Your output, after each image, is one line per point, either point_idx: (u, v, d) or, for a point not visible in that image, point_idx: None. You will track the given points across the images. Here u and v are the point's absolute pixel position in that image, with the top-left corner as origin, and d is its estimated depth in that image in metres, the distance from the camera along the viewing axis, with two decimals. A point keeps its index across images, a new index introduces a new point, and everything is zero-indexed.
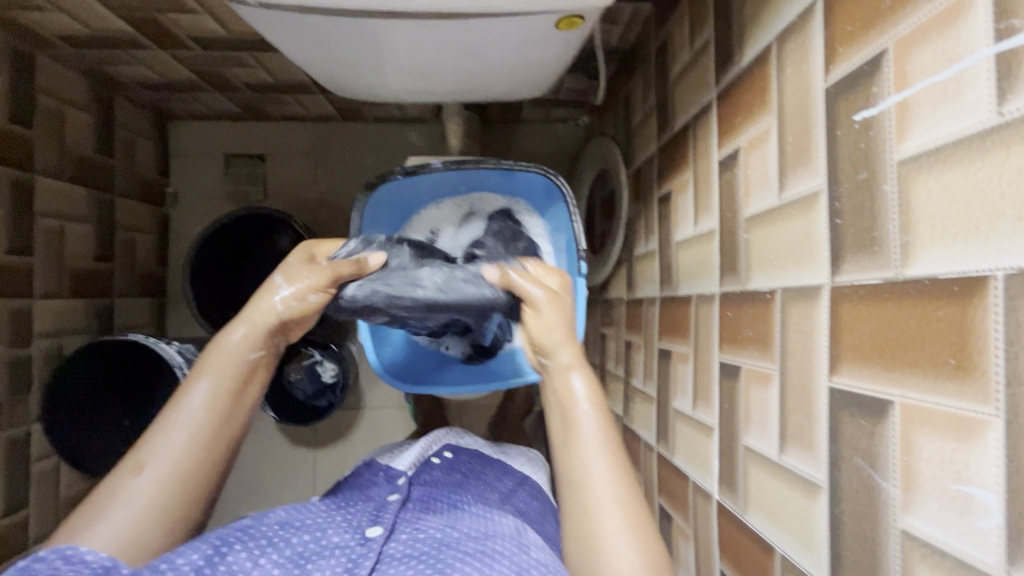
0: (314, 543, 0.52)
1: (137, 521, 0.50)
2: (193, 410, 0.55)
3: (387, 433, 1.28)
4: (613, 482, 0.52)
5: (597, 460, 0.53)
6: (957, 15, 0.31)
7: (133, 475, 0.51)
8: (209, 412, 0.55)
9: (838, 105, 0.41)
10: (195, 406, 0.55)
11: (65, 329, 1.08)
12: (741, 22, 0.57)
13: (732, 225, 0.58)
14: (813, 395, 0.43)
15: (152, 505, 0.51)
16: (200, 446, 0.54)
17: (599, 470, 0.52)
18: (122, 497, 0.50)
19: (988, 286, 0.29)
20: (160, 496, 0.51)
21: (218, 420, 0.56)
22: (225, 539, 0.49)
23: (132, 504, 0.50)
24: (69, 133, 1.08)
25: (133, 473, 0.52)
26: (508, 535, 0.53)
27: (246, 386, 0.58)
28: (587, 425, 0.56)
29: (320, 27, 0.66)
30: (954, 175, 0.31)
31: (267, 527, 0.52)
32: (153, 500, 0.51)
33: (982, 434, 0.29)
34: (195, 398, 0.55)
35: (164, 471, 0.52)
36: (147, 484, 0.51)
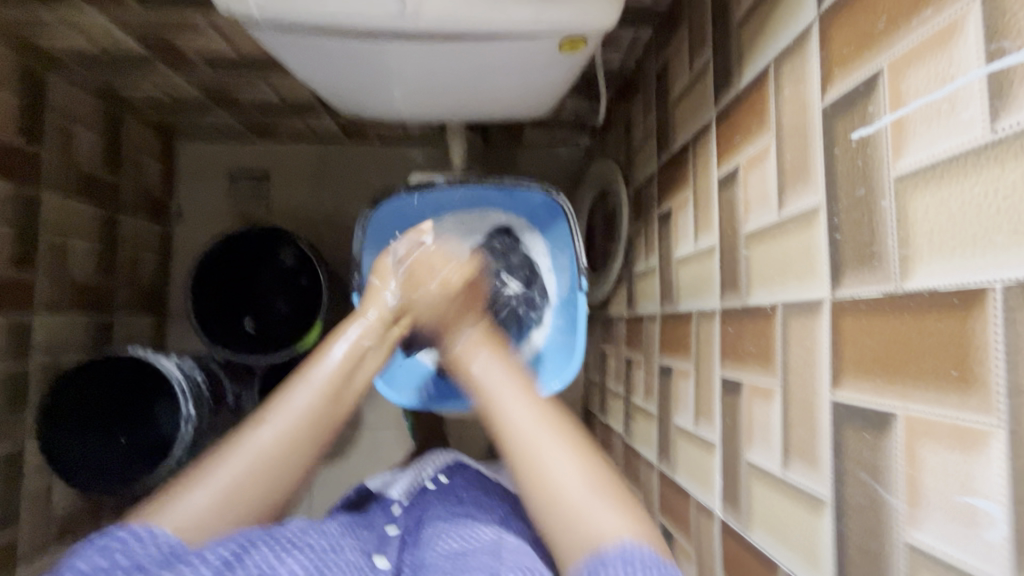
0: (330, 552, 0.50)
1: (246, 478, 0.51)
2: (315, 382, 0.58)
3: (385, 451, 1.27)
4: (568, 443, 0.53)
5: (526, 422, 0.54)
6: (949, 38, 0.32)
7: (258, 429, 0.53)
8: (325, 388, 0.57)
9: (835, 125, 0.42)
10: (322, 374, 0.59)
11: (64, 343, 1.07)
12: (739, 46, 0.59)
13: (732, 242, 0.59)
14: (816, 409, 0.43)
15: (267, 462, 0.52)
16: (317, 417, 0.56)
17: (523, 418, 0.55)
18: (245, 448, 0.52)
19: (987, 298, 0.29)
20: (277, 453, 0.52)
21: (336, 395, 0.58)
22: (251, 539, 0.47)
23: (245, 460, 0.52)
24: (77, 149, 1.09)
25: (257, 428, 0.54)
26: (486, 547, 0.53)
27: (357, 368, 0.62)
28: (492, 379, 0.59)
29: (330, 48, 0.68)
30: (950, 190, 0.32)
31: (291, 528, 0.50)
32: (270, 457, 0.52)
33: (985, 445, 0.29)
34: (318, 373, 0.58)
35: (280, 433, 0.53)
36: (269, 439, 0.53)
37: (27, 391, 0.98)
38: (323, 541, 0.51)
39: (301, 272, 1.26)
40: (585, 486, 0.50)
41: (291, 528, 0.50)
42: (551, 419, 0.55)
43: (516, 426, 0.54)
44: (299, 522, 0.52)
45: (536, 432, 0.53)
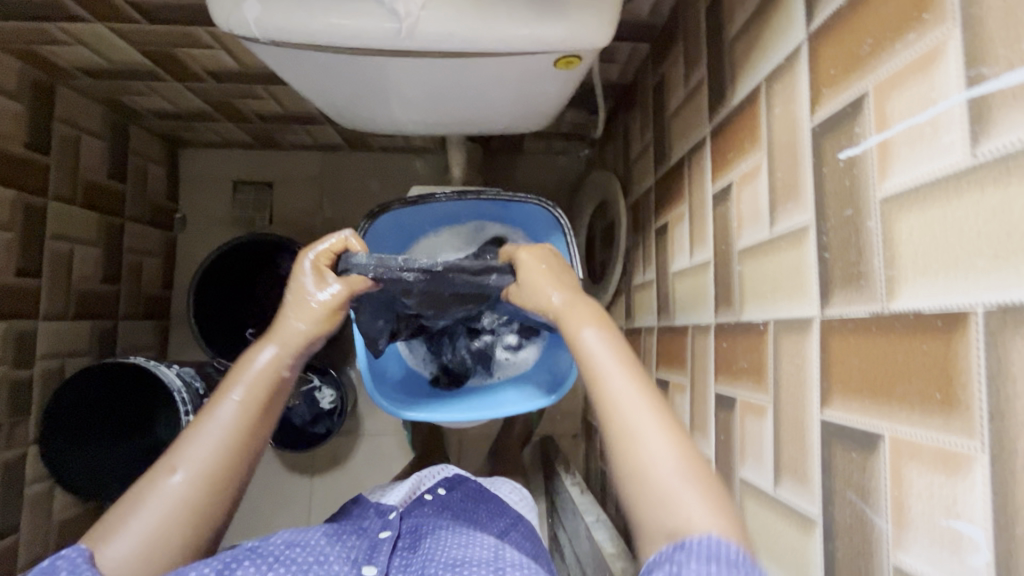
0: (316, 564, 0.50)
1: (160, 526, 0.48)
2: (224, 416, 0.53)
3: (385, 461, 1.27)
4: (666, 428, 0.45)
5: (642, 417, 0.46)
6: (931, 61, 0.33)
7: (168, 475, 0.50)
8: (240, 417, 0.53)
9: (824, 144, 0.42)
10: (227, 414, 0.53)
11: (68, 351, 1.09)
12: (732, 63, 0.59)
13: (726, 258, 0.59)
14: (806, 428, 0.43)
15: (181, 509, 0.49)
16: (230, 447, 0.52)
17: (636, 413, 0.46)
18: (155, 497, 0.49)
19: (969, 321, 0.30)
20: (192, 500, 0.49)
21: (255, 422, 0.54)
22: (235, 556, 0.48)
23: (156, 510, 0.48)
24: (83, 159, 1.11)
25: (168, 473, 0.50)
26: (484, 559, 0.52)
27: (274, 399, 0.56)
28: (609, 363, 0.50)
29: (329, 64, 0.69)
30: (933, 213, 0.32)
31: (274, 547, 0.51)
32: (183, 504, 0.49)
33: (969, 469, 0.29)
34: (226, 410, 0.53)
35: (193, 472, 0.50)
36: (182, 485, 0.49)
37: (29, 399, 0.99)
38: (309, 554, 0.52)
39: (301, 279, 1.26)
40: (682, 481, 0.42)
41: (274, 547, 0.51)
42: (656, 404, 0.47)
43: (642, 431, 0.45)
44: (285, 537, 0.53)
45: (652, 429, 0.45)
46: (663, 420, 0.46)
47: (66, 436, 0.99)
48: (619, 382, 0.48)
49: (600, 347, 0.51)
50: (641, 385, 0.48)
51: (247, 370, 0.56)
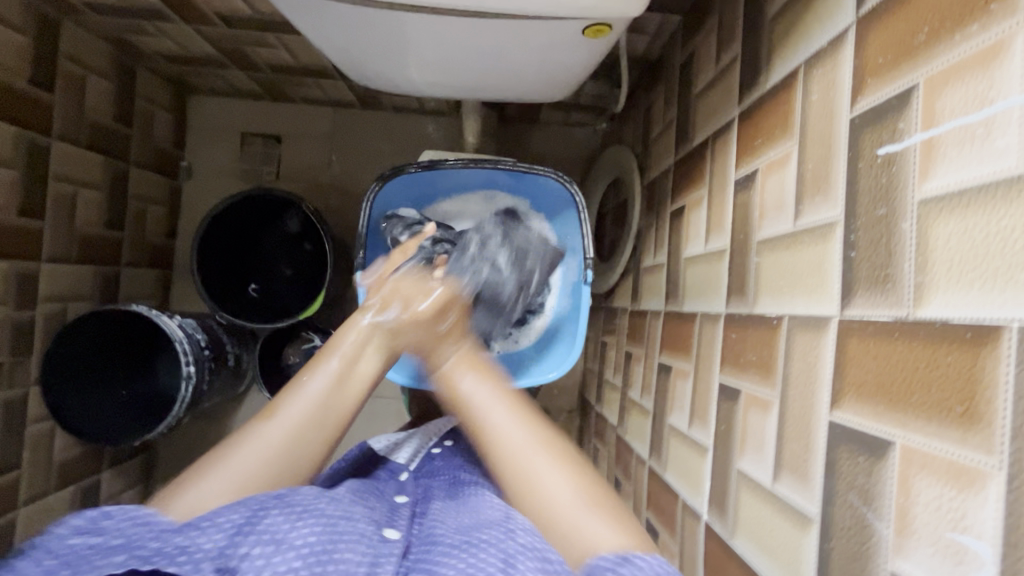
0: (344, 519, 0.48)
1: (251, 474, 0.53)
2: (328, 372, 0.60)
3: (381, 423, 1.29)
4: (543, 447, 0.55)
5: (552, 484, 0.52)
6: (992, 57, 0.31)
7: (264, 423, 0.56)
8: (334, 383, 0.59)
9: (862, 137, 0.40)
10: (312, 393, 0.58)
11: (71, 294, 1.08)
12: (769, 43, 0.56)
13: (744, 248, 0.58)
14: (812, 427, 0.43)
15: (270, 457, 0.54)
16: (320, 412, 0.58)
17: (548, 478, 0.53)
18: (253, 440, 0.55)
19: (1002, 335, 0.29)
20: (281, 449, 0.55)
21: (345, 389, 0.60)
22: (264, 504, 0.48)
23: (252, 456, 0.54)
24: (89, 100, 1.08)
25: (263, 421, 0.56)
26: (495, 519, 0.50)
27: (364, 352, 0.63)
28: (485, 410, 0.58)
29: (346, 16, 0.66)
30: (975, 219, 0.31)
31: (302, 496, 0.49)
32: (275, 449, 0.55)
33: (983, 485, 0.29)
34: (315, 384, 0.59)
35: (289, 428, 0.56)
36: (276, 432, 0.55)
37: (32, 340, 0.99)
38: (336, 508, 0.49)
39: (304, 238, 1.25)
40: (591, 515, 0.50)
41: (305, 493, 0.50)
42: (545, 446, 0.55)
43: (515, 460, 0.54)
44: (313, 487, 0.51)
45: (562, 494, 0.52)
46: (541, 446, 0.55)
47: (66, 377, 0.98)
48: (499, 425, 0.56)
49: (475, 389, 0.59)
50: (521, 421, 0.57)
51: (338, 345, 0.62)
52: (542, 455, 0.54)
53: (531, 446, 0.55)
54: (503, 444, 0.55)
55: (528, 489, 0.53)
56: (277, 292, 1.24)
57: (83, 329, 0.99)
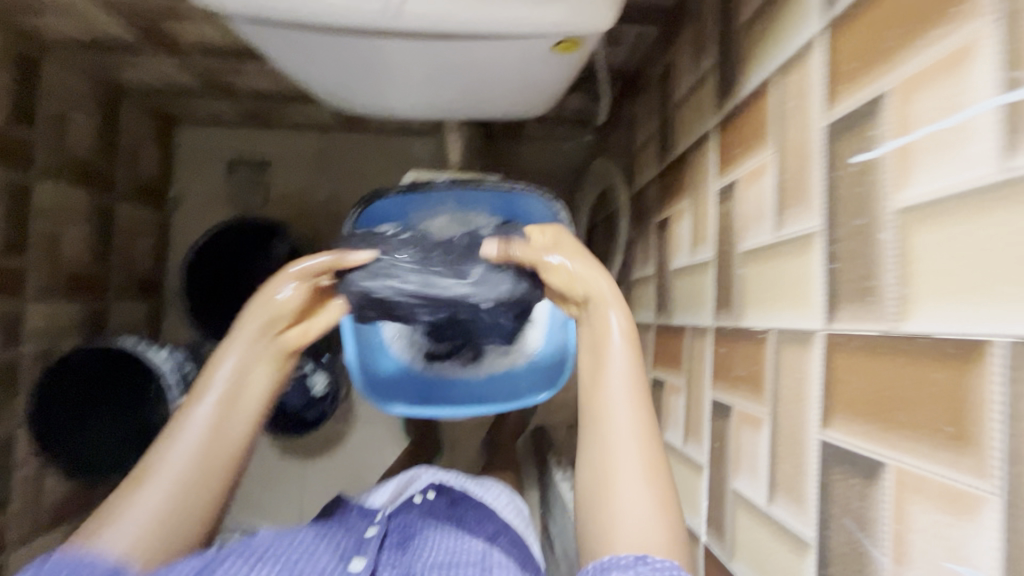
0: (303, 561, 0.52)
1: (155, 524, 0.49)
2: (221, 388, 0.54)
3: (379, 449, 1.20)
4: (635, 414, 0.50)
5: (630, 464, 0.48)
6: (961, 60, 0.30)
7: (138, 486, 0.50)
8: (221, 408, 0.54)
9: (837, 146, 0.39)
10: (200, 421, 0.53)
11: (58, 331, 1.07)
12: (742, 52, 0.56)
13: (728, 260, 0.56)
14: (803, 445, 0.41)
15: (159, 511, 0.49)
16: (213, 451, 0.53)
17: (629, 467, 0.48)
18: (132, 505, 0.49)
19: (988, 351, 0.27)
20: (170, 500, 0.50)
21: (230, 415, 0.54)
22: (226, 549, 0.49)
23: (132, 520, 0.48)
24: (70, 134, 1.07)
25: (138, 484, 0.50)
26: (472, 561, 0.54)
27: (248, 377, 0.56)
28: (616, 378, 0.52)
29: (315, 45, 0.66)
30: (956, 230, 0.30)
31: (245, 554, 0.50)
32: (158, 509, 0.49)
33: (979, 512, 0.27)
34: (199, 415, 0.53)
35: (170, 481, 0.50)
36: (153, 493, 0.50)
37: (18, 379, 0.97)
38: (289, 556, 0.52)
39: (292, 264, 1.24)
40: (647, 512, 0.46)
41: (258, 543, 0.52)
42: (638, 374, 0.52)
43: (610, 413, 0.51)
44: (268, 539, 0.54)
45: (632, 490, 0.47)
46: (633, 389, 0.52)
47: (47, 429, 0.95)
48: (614, 376, 0.52)
49: (616, 342, 0.54)
50: (633, 360, 0.53)
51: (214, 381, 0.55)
52: (636, 441, 0.49)
53: (632, 425, 0.50)
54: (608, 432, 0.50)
55: (607, 460, 0.49)
56: None
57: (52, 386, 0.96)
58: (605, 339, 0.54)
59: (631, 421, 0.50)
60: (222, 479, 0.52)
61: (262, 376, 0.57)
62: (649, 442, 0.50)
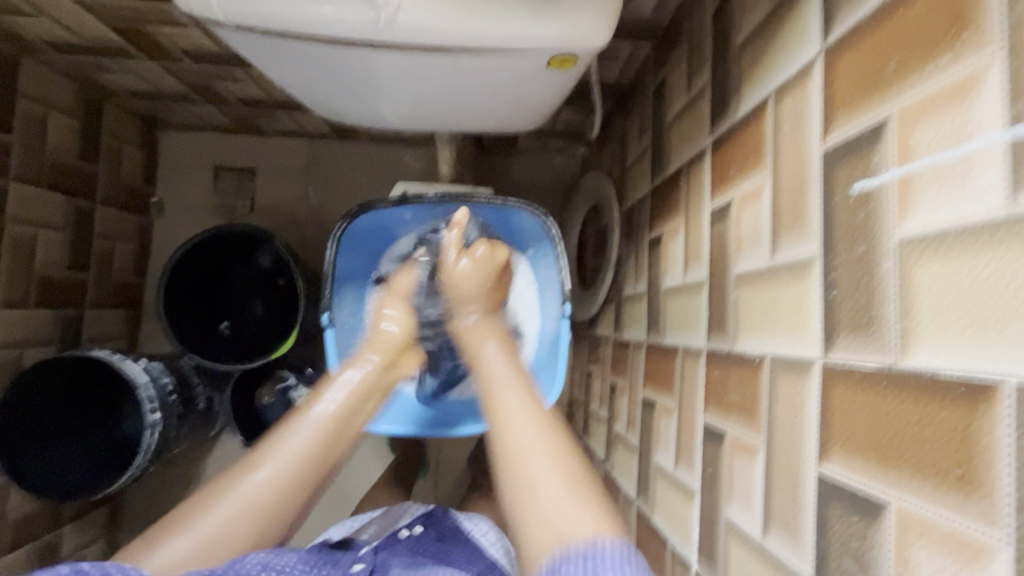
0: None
1: (235, 523, 0.54)
2: (309, 425, 0.59)
3: (362, 465, 1.17)
4: (559, 447, 0.49)
5: (540, 449, 0.49)
6: (966, 91, 0.29)
7: (249, 473, 0.56)
8: (320, 434, 0.59)
9: (836, 171, 0.38)
10: (300, 438, 0.58)
11: (29, 341, 1.03)
12: (737, 73, 0.55)
13: (722, 281, 0.56)
14: (800, 477, 0.40)
15: (255, 506, 0.55)
16: (305, 468, 0.57)
17: (531, 439, 0.49)
18: (234, 490, 0.55)
19: (998, 392, 0.26)
20: (261, 502, 0.55)
21: (330, 443, 0.59)
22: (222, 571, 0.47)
23: (233, 505, 0.54)
24: (50, 138, 1.05)
25: (250, 470, 0.56)
26: None
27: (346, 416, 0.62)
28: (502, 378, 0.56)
29: (305, 54, 0.64)
30: (960, 264, 0.29)
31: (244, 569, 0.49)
32: (257, 503, 0.55)
33: (988, 562, 0.26)
34: (307, 431, 0.58)
35: (275, 480, 0.56)
36: (259, 485, 0.55)
37: None
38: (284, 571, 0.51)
39: (278, 274, 1.22)
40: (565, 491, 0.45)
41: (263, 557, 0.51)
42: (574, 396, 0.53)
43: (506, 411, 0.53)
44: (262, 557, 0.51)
45: (552, 477, 0.46)
46: (541, 415, 0.52)
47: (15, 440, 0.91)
48: (510, 398, 0.53)
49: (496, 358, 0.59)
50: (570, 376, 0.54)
51: (316, 404, 0.60)
52: (547, 446, 0.49)
53: (536, 423, 0.51)
54: (511, 437, 0.50)
55: (521, 472, 0.47)
56: (250, 329, 1.20)
57: (25, 398, 0.93)
58: (480, 349, 0.61)
59: (544, 437, 0.50)
60: (292, 509, 0.57)
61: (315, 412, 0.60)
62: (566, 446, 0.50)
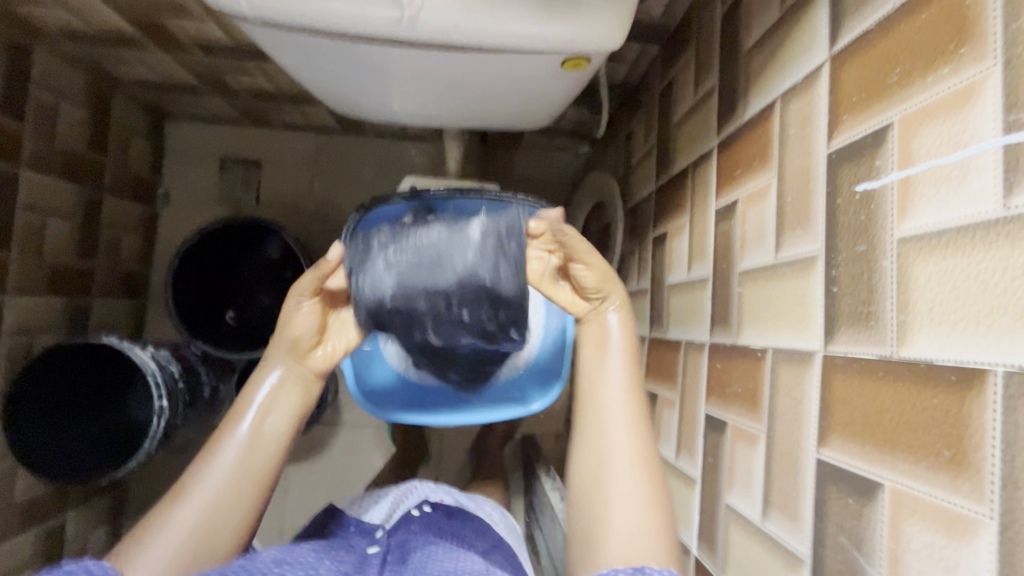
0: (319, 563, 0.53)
1: (178, 552, 0.51)
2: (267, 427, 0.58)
3: (365, 454, 1.19)
4: (635, 450, 0.54)
5: (623, 450, 0.54)
6: (964, 100, 0.31)
7: (174, 504, 0.53)
8: (243, 451, 0.56)
9: (840, 174, 0.40)
10: (224, 459, 0.55)
11: (38, 327, 1.04)
12: (746, 77, 0.57)
13: (726, 277, 0.58)
14: (800, 462, 0.42)
15: (193, 533, 0.52)
16: (232, 485, 0.55)
17: (620, 449, 0.54)
18: (166, 524, 0.52)
19: (987, 379, 0.28)
20: (201, 525, 0.53)
21: (255, 456, 0.56)
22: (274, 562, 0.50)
23: (171, 535, 0.52)
24: (61, 127, 1.05)
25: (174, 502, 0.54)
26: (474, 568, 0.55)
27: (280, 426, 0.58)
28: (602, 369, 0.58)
29: (324, 49, 0.66)
30: (955, 261, 0.31)
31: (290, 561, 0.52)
32: (194, 529, 0.52)
33: (975, 535, 0.28)
34: (228, 451, 0.56)
35: (201, 505, 0.53)
36: (185, 514, 0.53)
37: None
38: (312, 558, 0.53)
39: (285, 266, 1.23)
40: (636, 512, 0.50)
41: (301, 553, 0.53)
42: (634, 414, 0.56)
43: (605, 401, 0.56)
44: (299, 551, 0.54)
45: (625, 480, 0.52)
46: (631, 412, 0.56)
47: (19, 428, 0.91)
48: (611, 383, 0.57)
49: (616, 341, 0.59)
50: (631, 395, 0.57)
51: (239, 422, 0.57)
52: (630, 439, 0.54)
53: (627, 424, 0.55)
54: (601, 434, 0.55)
55: (601, 460, 0.54)
56: (256, 320, 1.22)
57: (36, 382, 0.93)
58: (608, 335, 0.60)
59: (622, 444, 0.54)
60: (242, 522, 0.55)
61: (283, 421, 0.58)
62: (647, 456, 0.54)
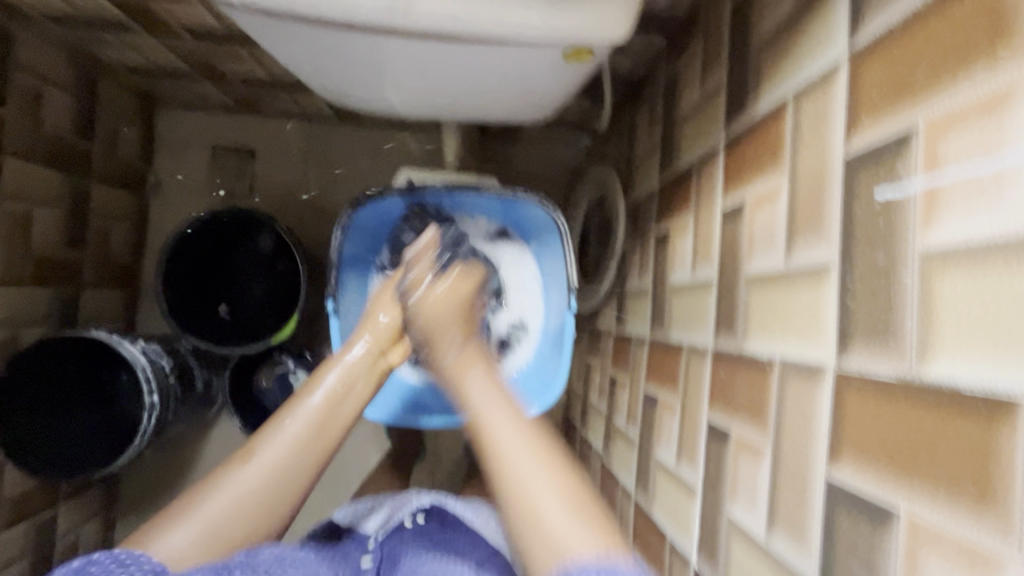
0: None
1: (233, 511, 0.54)
2: (306, 413, 0.60)
3: (360, 450, 1.18)
4: (544, 462, 0.50)
5: (535, 472, 0.49)
6: (998, 105, 0.29)
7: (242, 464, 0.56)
8: (313, 424, 0.60)
9: (857, 179, 0.38)
10: (293, 429, 0.59)
11: (25, 319, 1.02)
12: (756, 72, 0.55)
13: (732, 281, 0.56)
14: (807, 480, 0.40)
15: (254, 493, 0.55)
16: (302, 452, 0.58)
17: (522, 459, 0.50)
18: (230, 483, 0.55)
19: (1018, 408, 0.27)
20: (261, 487, 0.55)
21: (323, 432, 0.60)
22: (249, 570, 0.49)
23: (229, 494, 0.54)
24: (46, 114, 1.02)
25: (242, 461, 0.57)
26: None
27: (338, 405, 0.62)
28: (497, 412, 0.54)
29: (315, 37, 0.63)
30: (983, 280, 0.29)
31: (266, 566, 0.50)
32: (256, 489, 0.55)
33: (1000, 573, 0.27)
34: (297, 423, 0.59)
35: (265, 471, 0.56)
36: (252, 476, 0.56)
37: None
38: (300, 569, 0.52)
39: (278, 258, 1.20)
40: (567, 512, 0.46)
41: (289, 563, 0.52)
42: (535, 440, 0.52)
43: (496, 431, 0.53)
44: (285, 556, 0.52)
45: (547, 496, 0.48)
46: (531, 435, 0.52)
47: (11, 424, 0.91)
48: (499, 415, 0.54)
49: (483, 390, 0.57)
50: (527, 433, 0.52)
51: (308, 398, 0.61)
52: (537, 459, 0.50)
53: (524, 434, 0.52)
54: (502, 454, 0.51)
55: (518, 482, 0.49)
56: (248, 313, 1.19)
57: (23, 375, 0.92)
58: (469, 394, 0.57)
59: (534, 460, 0.50)
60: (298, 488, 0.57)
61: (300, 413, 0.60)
62: (566, 469, 0.50)
